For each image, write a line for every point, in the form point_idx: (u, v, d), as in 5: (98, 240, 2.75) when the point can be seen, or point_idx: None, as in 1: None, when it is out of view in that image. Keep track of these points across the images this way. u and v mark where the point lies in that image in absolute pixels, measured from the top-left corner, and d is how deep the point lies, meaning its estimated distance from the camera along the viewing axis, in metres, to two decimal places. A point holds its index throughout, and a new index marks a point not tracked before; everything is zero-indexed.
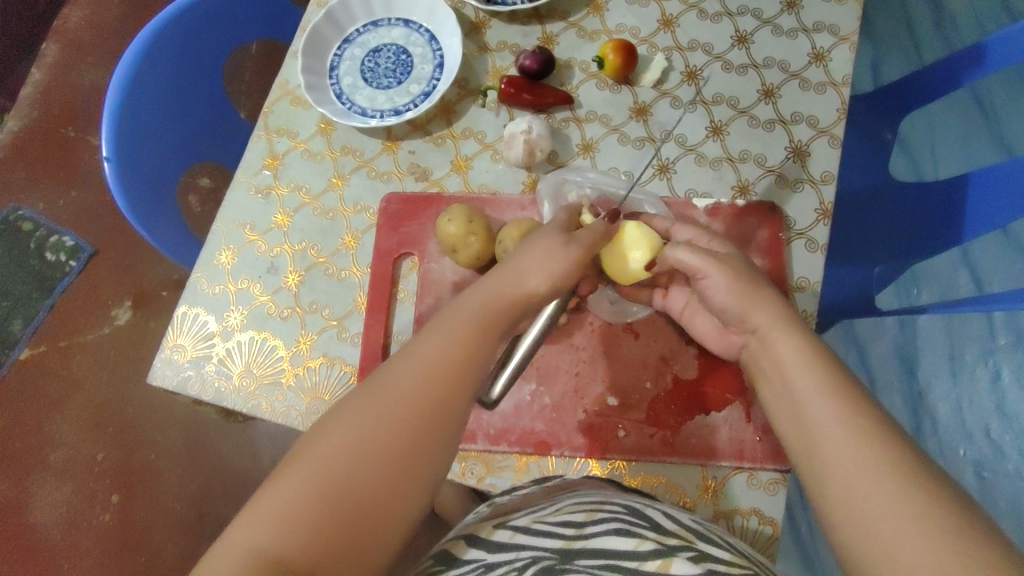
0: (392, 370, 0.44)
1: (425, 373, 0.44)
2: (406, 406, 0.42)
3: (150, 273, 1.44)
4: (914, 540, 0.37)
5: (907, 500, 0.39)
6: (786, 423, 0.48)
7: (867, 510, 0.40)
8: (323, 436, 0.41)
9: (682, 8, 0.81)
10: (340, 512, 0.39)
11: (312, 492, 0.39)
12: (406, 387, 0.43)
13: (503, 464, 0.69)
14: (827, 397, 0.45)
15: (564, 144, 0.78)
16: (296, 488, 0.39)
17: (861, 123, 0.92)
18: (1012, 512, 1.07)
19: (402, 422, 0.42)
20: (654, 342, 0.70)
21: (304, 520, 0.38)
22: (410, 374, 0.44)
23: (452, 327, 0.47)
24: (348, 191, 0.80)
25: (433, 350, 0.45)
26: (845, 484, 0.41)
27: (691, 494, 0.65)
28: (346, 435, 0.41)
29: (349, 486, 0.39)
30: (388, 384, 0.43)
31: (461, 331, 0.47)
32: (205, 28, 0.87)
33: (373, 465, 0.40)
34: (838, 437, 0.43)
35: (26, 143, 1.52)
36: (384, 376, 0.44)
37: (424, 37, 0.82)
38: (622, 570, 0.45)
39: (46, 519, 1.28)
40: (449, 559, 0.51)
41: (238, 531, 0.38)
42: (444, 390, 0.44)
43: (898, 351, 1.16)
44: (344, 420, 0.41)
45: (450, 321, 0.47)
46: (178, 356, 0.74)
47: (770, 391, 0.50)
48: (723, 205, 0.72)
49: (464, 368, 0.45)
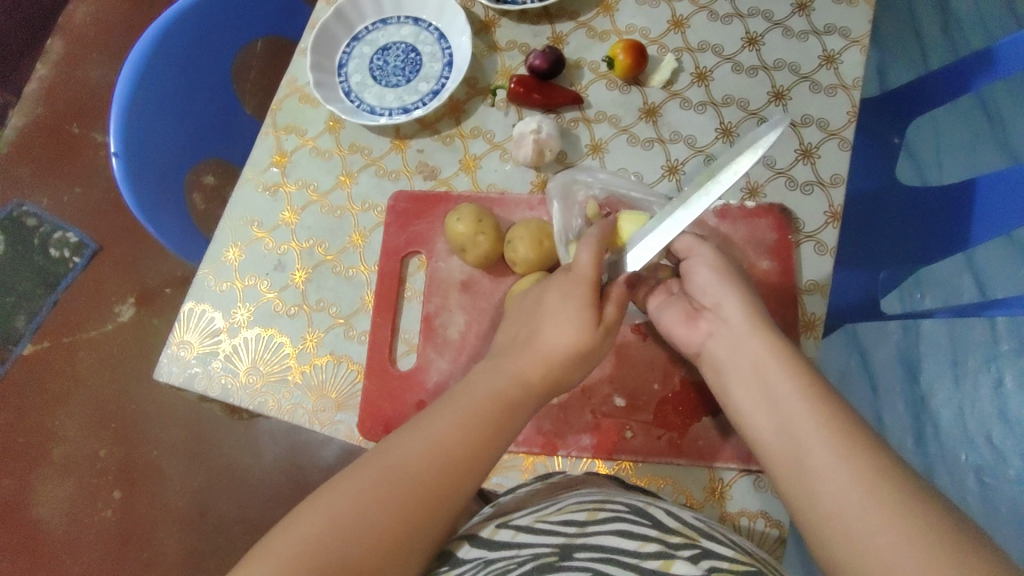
0: (402, 441, 0.46)
1: (433, 447, 0.46)
2: (424, 452, 0.46)
3: (153, 270, 1.44)
4: (907, 551, 0.38)
5: (899, 511, 0.39)
6: (772, 440, 0.48)
7: (860, 522, 0.40)
8: (328, 499, 0.43)
9: (693, 8, 0.81)
10: (367, 535, 0.42)
11: (347, 514, 0.42)
12: (411, 461, 0.45)
13: (510, 464, 0.68)
14: (816, 412, 0.46)
15: (573, 144, 0.78)
16: (331, 506, 0.42)
17: (869, 126, 0.92)
18: (1012, 517, 1.08)
19: (403, 494, 0.44)
20: (662, 343, 0.70)
21: (336, 536, 0.41)
22: (419, 447, 0.46)
23: (464, 403, 0.49)
24: (356, 189, 0.80)
25: (468, 397, 0.50)
26: (836, 498, 0.42)
27: (698, 496, 0.65)
28: (351, 502, 0.42)
29: (348, 549, 0.41)
30: (397, 455, 0.45)
31: (473, 408, 0.48)
32: (214, 25, 0.87)
33: (372, 532, 0.42)
34: (828, 451, 0.44)
35: (31, 138, 1.52)
36: (394, 447, 0.46)
37: (434, 36, 0.81)
38: (623, 566, 0.46)
39: (48, 515, 1.28)
40: (451, 558, 0.52)
41: (277, 539, 0.41)
42: (449, 468, 0.46)
43: (901, 355, 1.13)
44: (352, 484, 0.43)
45: (465, 396, 0.49)
46: (185, 352, 0.73)
47: (751, 406, 0.51)
48: (733, 206, 0.72)
49: (472, 444, 0.47)
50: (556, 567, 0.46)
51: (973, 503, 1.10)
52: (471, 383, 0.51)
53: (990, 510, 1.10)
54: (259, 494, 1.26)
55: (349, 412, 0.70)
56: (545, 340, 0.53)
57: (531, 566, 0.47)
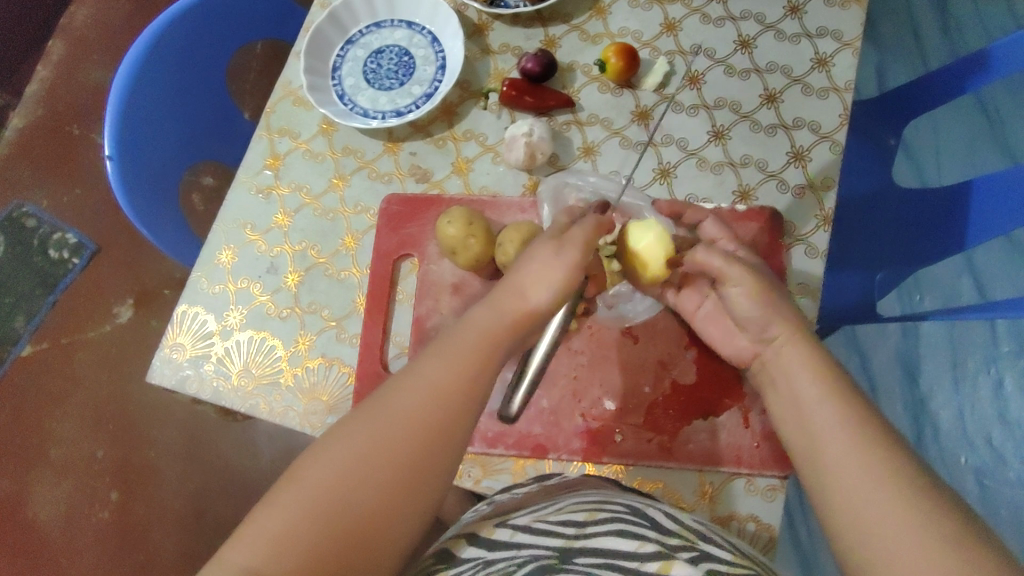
0: (395, 389, 0.46)
1: (422, 402, 0.46)
2: (421, 404, 0.45)
3: (150, 271, 1.44)
4: (910, 552, 0.39)
5: (904, 506, 0.40)
6: (794, 435, 0.50)
7: (870, 516, 0.41)
8: (322, 453, 0.43)
9: (686, 11, 0.81)
10: (369, 487, 0.42)
11: (346, 471, 0.42)
12: (405, 411, 0.45)
13: (500, 467, 0.69)
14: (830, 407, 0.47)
15: (564, 147, 0.78)
16: (331, 464, 0.42)
17: (865, 127, 0.91)
18: (1013, 519, 1.07)
19: (399, 443, 0.44)
20: (653, 346, 0.70)
21: (338, 493, 0.42)
22: (408, 399, 0.46)
23: (452, 356, 0.48)
24: (348, 192, 0.80)
25: (464, 339, 0.49)
26: (845, 491, 0.43)
27: (689, 499, 0.65)
28: (347, 455, 0.43)
29: (345, 509, 0.41)
30: (394, 407, 0.45)
31: (464, 361, 0.48)
32: (207, 26, 0.87)
33: (372, 483, 0.42)
34: (841, 443, 0.45)
35: (32, 141, 1.53)
36: (387, 397, 0.46)
37: (427, 39, 0.82)
38: (621, 570, 0.45)
39: (45, 515, 1.29)
40: (450, 557, 0.51)
41: (281, 499, 0.41)
42: (443, 416, 0.46)
43: (900, 357, 1.13)
44: (346, 440, 0.44)
45: (461, 342, 0.49)
46: (177, 355, 0.74)
47: (781, 409, 0.52)
48: (724, 209, 0.73)
49: (460, 395, 0.47)
50: (556, 567, 0.46)
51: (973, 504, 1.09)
52: (454, 334, 0.50)
53: (990, 513, 1.08)
54: (257, 494, 1.26)
55: (341, 415, 0.71)
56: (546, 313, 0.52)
57: (532, 569, 0.46)
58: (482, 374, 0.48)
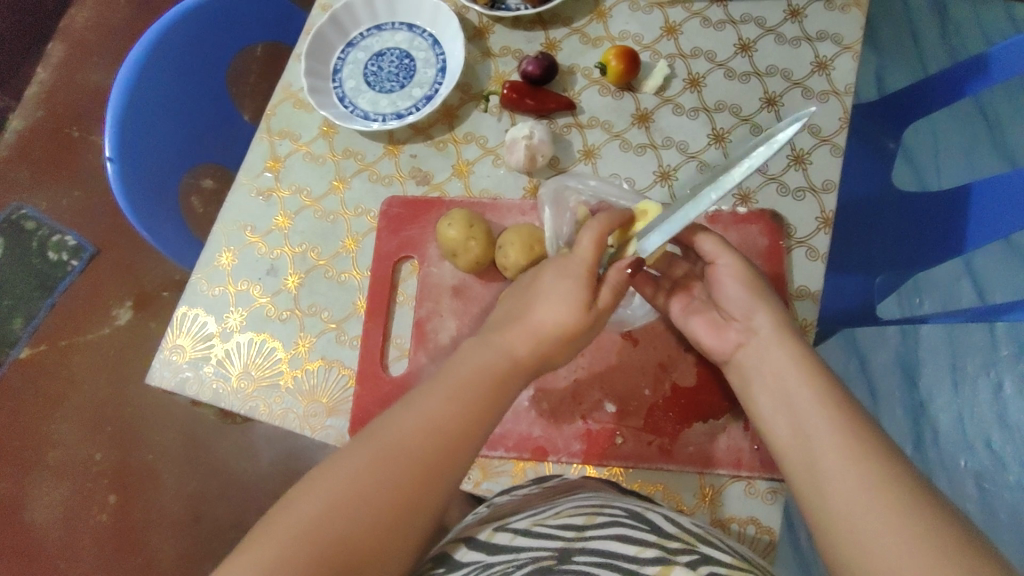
0: (389, 420, 0.47)
1: (422, 428, 0.46)
2: (420, 432, 0.46)
3: (150, 272, 1.44)
4: (905, 553, 0.38)
5: (903, 515, 0.40)
6: (787, 445, 0.49)
7: (865, 524, 0.41)
8: (321, 480, 0.43)
9: (687, 15, 0.82)
10: (367, 512, 0.42)
11: (345, 496, 0.42)
12: (405, 437, 0.45)
13: (500, 469, 0.68)
14: (828, 414, 0.47)
15: (565, 149, 0.78)
16: (331, 489, 0.42)
17: (864, 130, 0.91)
18: (1013, 524, 1.07)
19: (398, 470, 0.44)
20: (653, 349, 0.70)
21: (337, 518, 0.41)
22: (408, 426, 0.46)
23: (451, 383, 0.49)
24: (349, 195, 0.80)
25: (463, 368, 0.50)
26: (841, 497, 0.43)
27: (689, 502, 0.65)
28: (347, 480, 0.43)
29: (343, 535, 0.41)
30: (394, 433, 0.45)
31: (462, 388, 0.48)
32: (208, 30, 0.87)
33: (370, 509, 0.42)
34: (838, 452, 0.45)
35: (31, 143, 1.52)
36: (387, 424, 0.46)
37: (428, 41, 0.82)
38: (619, 570, 0.44)
39: (42, 519, 1.28)
40: (448, 560, 0.51)
41: (279, 526, 0.41)
42: (442, 443, 0.46)
43: (900, 360, 1.13)
44: (346, 466, 0.44)
45: (459, 371, 0.50)
46: (177, 357, 0.74)
47: (772, 413, 0.52)
48: (724, 213, 0.73)
49: (460, 423, 0.47)
50: (554, 567, 0.45)
51: (972, 508, 1.09)
52: (456, 366, 0.51)
53: (988, 517, 1.08)
54: (256, 497, 1.25)
55: (340, 417, 0.70)
56: (546, 323, 0.53)
57: (530, 569, 0.46)
58: (481, 400, 0.48)
